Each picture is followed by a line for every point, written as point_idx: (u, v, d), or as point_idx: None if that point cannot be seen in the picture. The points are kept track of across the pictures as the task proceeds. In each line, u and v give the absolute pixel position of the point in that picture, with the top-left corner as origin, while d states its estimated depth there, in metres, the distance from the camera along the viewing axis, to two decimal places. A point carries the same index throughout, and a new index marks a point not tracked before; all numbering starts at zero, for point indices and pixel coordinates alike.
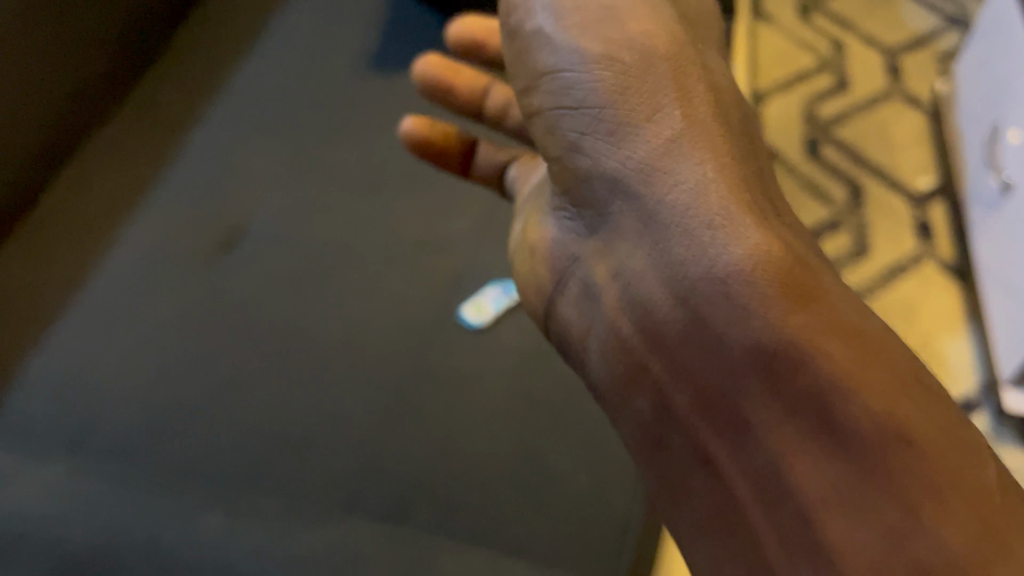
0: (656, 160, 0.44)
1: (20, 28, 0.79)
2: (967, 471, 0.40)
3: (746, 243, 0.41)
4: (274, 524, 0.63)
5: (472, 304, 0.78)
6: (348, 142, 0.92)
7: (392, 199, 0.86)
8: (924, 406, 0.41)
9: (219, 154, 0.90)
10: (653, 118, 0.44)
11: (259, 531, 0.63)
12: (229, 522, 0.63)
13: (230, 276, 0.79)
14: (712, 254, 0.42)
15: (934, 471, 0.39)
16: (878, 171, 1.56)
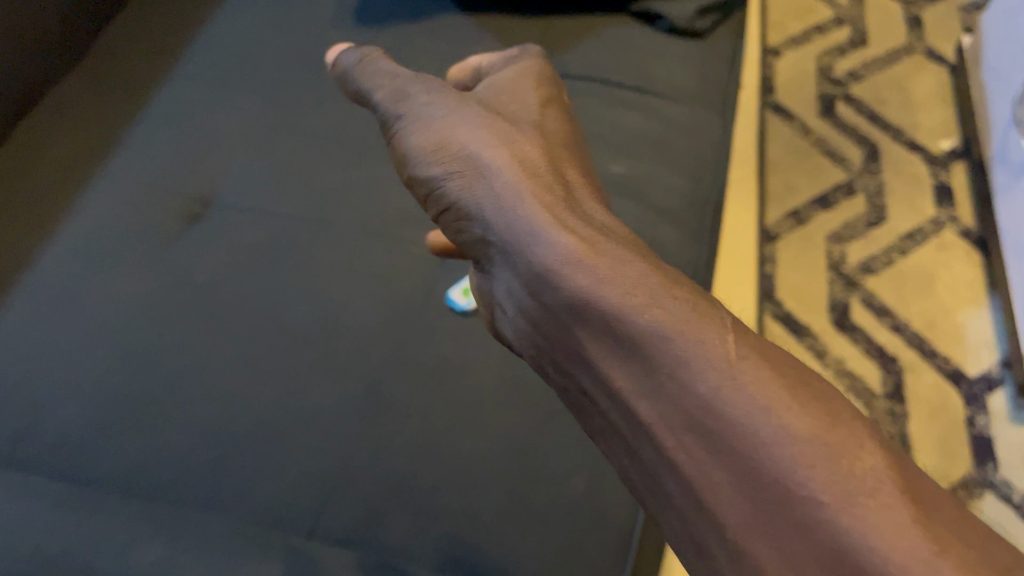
0: (458, 155, 0.45)
1: None
2: (824, 409, 0.31)
3: (532, 215, 0.40)
4: (222, 551, 0.56)
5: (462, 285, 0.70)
6: (324, 102, 0.83)
7: (371, 165, 0.79)
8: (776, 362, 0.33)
9: (184, 113, 0.82)
10: (452, 130, 0.46)
11: (203, 560, 0.56)
12: (169, 547, 0.56)
13: (190, 253, 0.72)
14: (511, 226, 0.41)
15: (783, 406, 0.31)
16: (897, 131, 1.48)
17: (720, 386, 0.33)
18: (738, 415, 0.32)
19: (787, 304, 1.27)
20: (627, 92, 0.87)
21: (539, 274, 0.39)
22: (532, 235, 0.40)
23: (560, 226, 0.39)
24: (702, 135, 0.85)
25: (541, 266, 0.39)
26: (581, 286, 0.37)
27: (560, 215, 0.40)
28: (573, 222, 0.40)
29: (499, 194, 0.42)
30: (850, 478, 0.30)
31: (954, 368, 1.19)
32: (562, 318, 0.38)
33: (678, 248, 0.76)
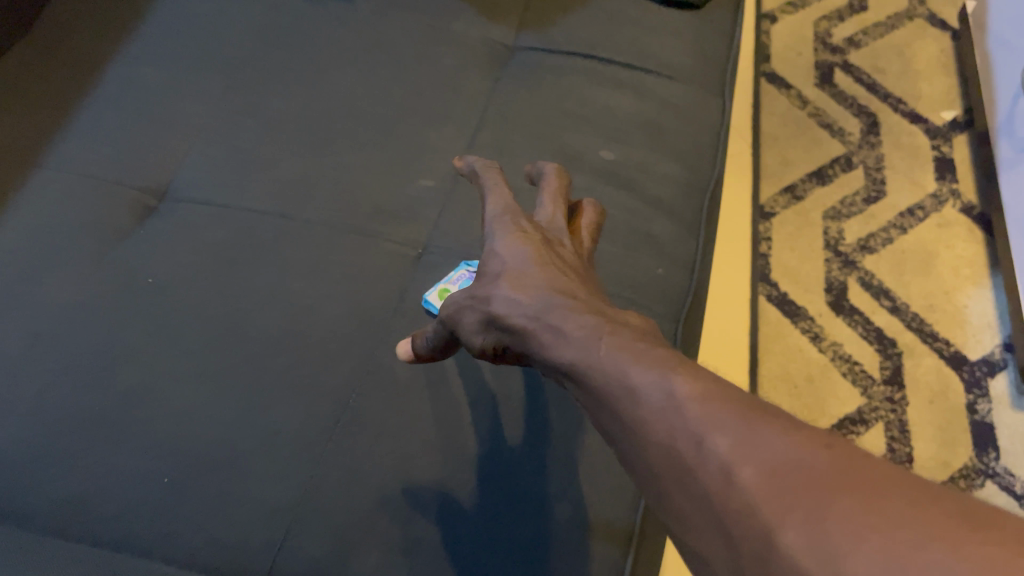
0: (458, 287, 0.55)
1: None
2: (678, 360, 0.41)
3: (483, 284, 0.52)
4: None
5: (441, 285, 0.65)
6: (292, 82, 0.77)
7: (341, 153, 0.73)
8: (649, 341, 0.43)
9: (137, 94, 0.76)
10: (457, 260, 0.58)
11: None
12: None
13: (141, 253, 0.66)
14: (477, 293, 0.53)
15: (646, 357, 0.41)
16: (897, 101, 1.42)
17: (603, 371, 0.42)
18: (612, 381, 0.41)
19: (781, 285, 1.22)
20: (619, 69, 0.81)
21: (533, 354, 0.48)
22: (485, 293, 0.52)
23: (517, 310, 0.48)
24: (699, 117, 0.79)
25: (531, 350, 0.48)
26: (544, 355, 0.46)
27: (516, 298, 0.49)
28: (523, 296, 0.49)
29: (489, 307, 0.50)
30: (682, 395, 0.38)
31: (955, 352, 1.15)
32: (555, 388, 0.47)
33: (672, 243, 0.71)
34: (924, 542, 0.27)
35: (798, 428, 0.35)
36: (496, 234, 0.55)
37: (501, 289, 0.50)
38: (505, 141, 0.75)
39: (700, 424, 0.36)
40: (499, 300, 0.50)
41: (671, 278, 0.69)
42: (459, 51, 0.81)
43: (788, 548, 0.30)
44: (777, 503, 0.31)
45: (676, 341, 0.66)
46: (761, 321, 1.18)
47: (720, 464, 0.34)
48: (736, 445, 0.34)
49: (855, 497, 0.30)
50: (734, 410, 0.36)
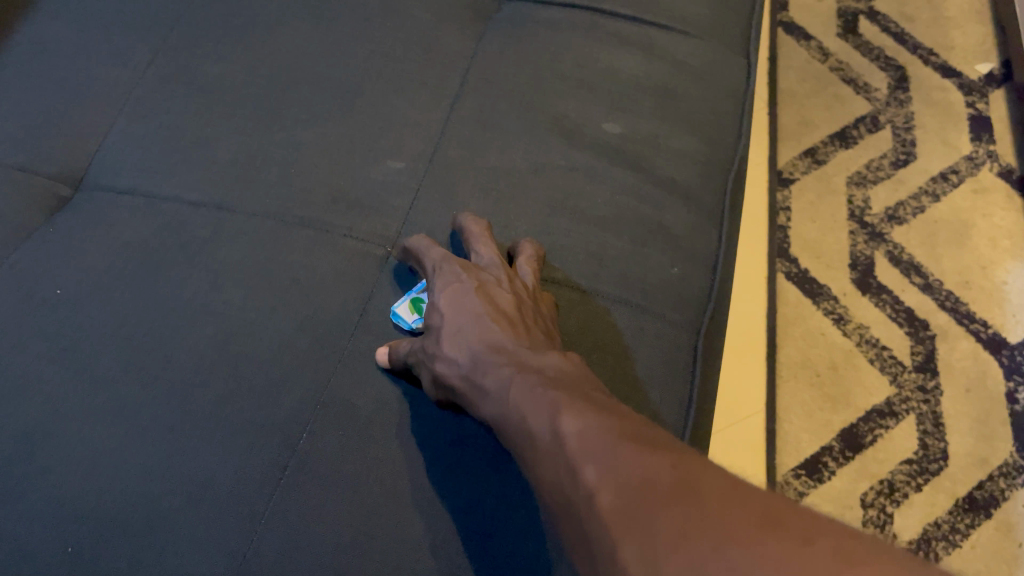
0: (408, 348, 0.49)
1: None
2: (575, 391, 0.37)
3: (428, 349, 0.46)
4: None
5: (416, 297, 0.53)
6: (235, 41, 0.65)
7: (292, 129, 0.61)
8: (561, 377, 0.39)
9: (49, 57, 0.64)
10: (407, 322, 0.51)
11: None
12: None
13: (46, 256, 0.55)
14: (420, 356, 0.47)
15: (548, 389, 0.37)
16: (928, 53, 1.29)
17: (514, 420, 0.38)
18: (518, 427, 0.37)
19: (801, 261, 1.11)
20: (624, 22, 0.68)
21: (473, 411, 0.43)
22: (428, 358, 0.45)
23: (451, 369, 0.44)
24: (719, 79, 0.67)
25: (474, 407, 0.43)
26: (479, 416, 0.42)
27: (447, 356, 0.44)
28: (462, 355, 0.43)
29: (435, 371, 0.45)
30: (565, 430, 0.34)
31: (993, 334, 1.04)
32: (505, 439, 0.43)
33: (690, 235, 0.59)
34: (729, 549, 0.25)
35: (661, 444, 0.32)
36: (434, 284, 0.49)
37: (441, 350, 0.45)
38: (490, 111, 0.63)
39: (574, 447, 0.33)
40: (435, 360, 0.45)
41: (689, 279, 0.58)
42: (437, 2, 0.69)
43: (625, 566, 0.27)
44: (618, 522, 0.29)
45: (695, 356, 0.55)
46: (780, 303, 1.07)
47: (585, 494, 0.31)
48: (603, 469, 0.31)
49: (688, 509, 0.27)
50: (607, 433, 0.33)
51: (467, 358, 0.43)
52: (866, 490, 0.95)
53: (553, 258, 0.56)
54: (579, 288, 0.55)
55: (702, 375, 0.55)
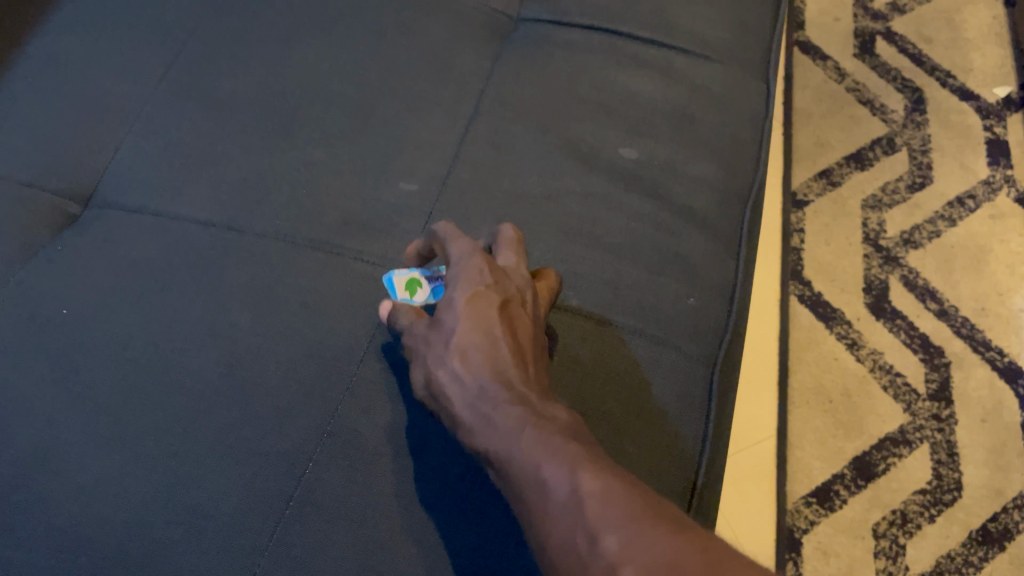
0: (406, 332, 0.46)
1: None
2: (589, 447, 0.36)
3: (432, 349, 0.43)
4: None
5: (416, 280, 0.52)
6: (246, 58, 0.64)
7: (303, 149, 0.60)
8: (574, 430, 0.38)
9: (59, 71, 0.63)
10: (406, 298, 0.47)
11: None
12: None
13: (52, 275, 0.54)
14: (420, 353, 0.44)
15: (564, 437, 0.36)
16: (945, 75, 1.28)
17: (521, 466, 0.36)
18: (525, 473, 0.35)
19: (815, 284, 1.10)
20: (642, 45, 0.67)
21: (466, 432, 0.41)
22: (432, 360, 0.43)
23: (452, 389, 0.41)
24: (738, 104, 0.66)
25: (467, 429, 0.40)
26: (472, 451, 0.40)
27: (453, 367, 0.42)
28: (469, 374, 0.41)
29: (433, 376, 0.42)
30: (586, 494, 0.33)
31: (1009, 362, 1.02)
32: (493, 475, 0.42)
33: (707, 265, 0.58)
34: None
35: (681, 522, 0.32)
36: (453, 272, 0.45)
37: (448, 358, 0.42)
38: (504, 133, 0.62)
39: (596, 514, 0.32)
40: (435, 374, 0.42)
41: (706, 309, 0.56)
42: (453, 20, 0.68)
43: None
44: None
45: (711, 390, 0.54)
46: (792, 326, 1.06)
47: (603, 566, 0.30)
48: (625, 545, 0.30)
49: None
50: (632, 507, 0.32)
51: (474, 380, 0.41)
52: (878, 520, 0.93)
53: (567, 287, 0.55)
54: (594, 317, 0.54)
55: (716, 409, 0.54)
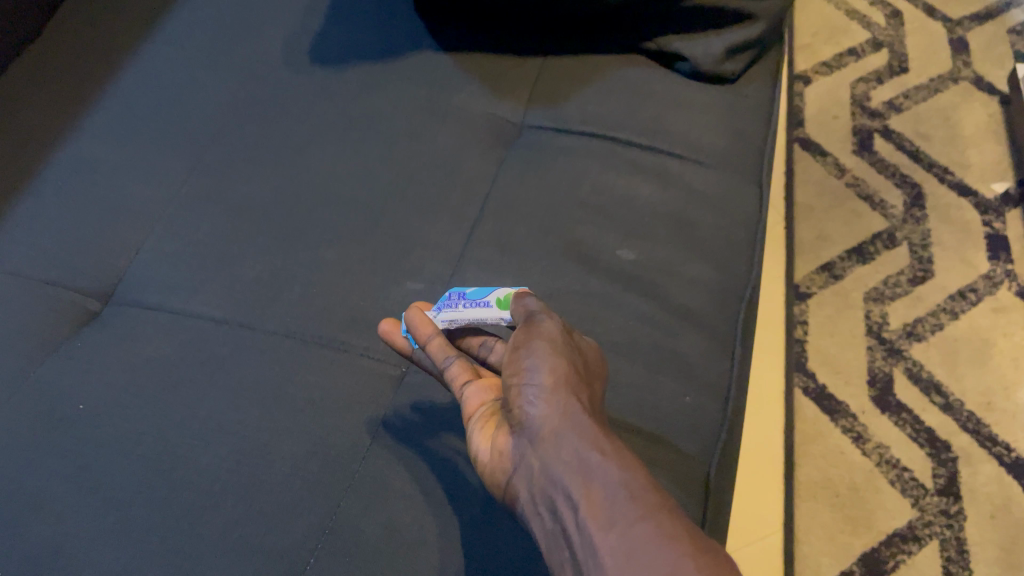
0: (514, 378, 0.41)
1: None
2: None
3: (557, 406, 0.39)
4: None
5: (500, 310, 0.49)
6: (265, 163, 0.68)
7: (314, 249, 0.63)
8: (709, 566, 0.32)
9: (86, 175, 0.67)
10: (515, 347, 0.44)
11: None
12: None
13: (70, 371, 0.56)
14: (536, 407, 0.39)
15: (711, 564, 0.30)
16: (943, 171, 1.31)
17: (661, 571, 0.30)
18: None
19: (819, 377, 1.10)
20: (640, 152, 0.71)
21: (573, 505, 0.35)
22: (559, 417, 0.38)
23: (574, 408, 0.38)
24: (733, 208, 0.69)
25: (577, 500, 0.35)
26: (558, 476, 0.36)
27: (583, 433, 0.37)
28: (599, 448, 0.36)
29: (554, 434, 0.37)
30: None
31: (1017, 458, 1.02)
32: (545, 519, 0.37)
33: (703, 364, 0.60)
34: None
35: None
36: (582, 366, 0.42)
37: (577, 425, 0.37)
38: (507, 235, 0.64)
39: None
40: (554, 390, 0.39)
41: (702, 408, 0.58)
42: (461, 128, 0.71)
43: None
44: None
45: (707, 489, 0.55)
46: (797, 419, 1.06)
47: None
48: None
49: None
50: None
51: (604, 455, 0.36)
52: None
53: None
54: None
55: (712, 507, 0.55)
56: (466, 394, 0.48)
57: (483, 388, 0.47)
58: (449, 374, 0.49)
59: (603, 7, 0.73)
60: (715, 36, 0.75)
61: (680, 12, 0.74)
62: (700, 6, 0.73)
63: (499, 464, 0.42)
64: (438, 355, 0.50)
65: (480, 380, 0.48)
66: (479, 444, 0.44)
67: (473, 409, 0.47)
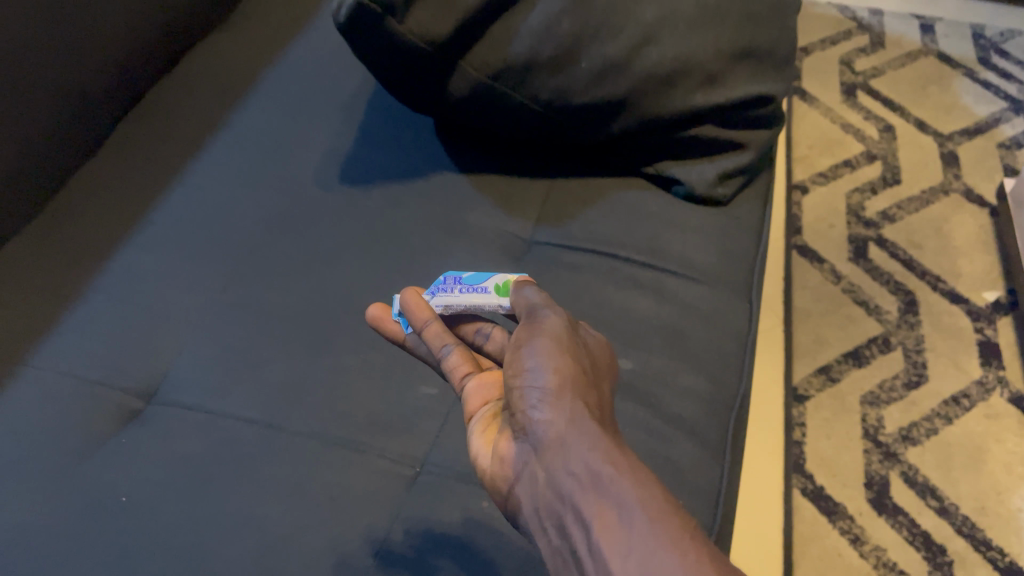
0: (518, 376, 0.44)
1: None
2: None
3: (561, 410, 0.41)
4: None
5: (497, 295, 0.54)
6: (296, 274, 0.74)
7: (338, 356, 0.69)
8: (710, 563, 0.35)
9: (134, 284, 0.74)
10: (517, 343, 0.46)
11: None
12: None
13: (114, 466, 0.61)
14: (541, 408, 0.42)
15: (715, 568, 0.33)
16: (936, 279, 1.37)
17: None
18: None
19: (817, 478, 1.14)
20: (639, 268, 0.77)
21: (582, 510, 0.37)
22: (563, 422, 0.40)
23: (576, 412, 0.41)
24: (724, 323, 0.74)
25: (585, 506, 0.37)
26: (566, 482, 0.38)
27: (587, 436, 0.39)
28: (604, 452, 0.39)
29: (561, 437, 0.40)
30: None
31: (1011, 563, 1.04)
32: (551, 518, 0.40)
33: (695, 470, 0.64)
34: None
35: None
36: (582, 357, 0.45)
37: (582, 428, 0.40)
38: None
39: None
40: (557, 394, 0.42)
41: (693, 512, 0.62)
42: (475, 244, 0.78)
43: None
44: None
45: None
46: (796, 520, 1.09)
47: None
48: None
49: None
50: None
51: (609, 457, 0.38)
52: None
53: None
54: None
55: None
56: (466, 387, 0.51)
57: (483, 382, 0.51)
58: (447, 363, 0.53)
59: (607, 134, 0.82)
60: (708, 162, 0.84)
61: (676, 140, 0.83)
62: (693, 134, 0.82)
63: (504, 465, 0.44)
64: (436, 342, 0.54)
65: (479, 375, 0.52)
66: (483, 447, 0.47)
67: (473, 405, 0.50)
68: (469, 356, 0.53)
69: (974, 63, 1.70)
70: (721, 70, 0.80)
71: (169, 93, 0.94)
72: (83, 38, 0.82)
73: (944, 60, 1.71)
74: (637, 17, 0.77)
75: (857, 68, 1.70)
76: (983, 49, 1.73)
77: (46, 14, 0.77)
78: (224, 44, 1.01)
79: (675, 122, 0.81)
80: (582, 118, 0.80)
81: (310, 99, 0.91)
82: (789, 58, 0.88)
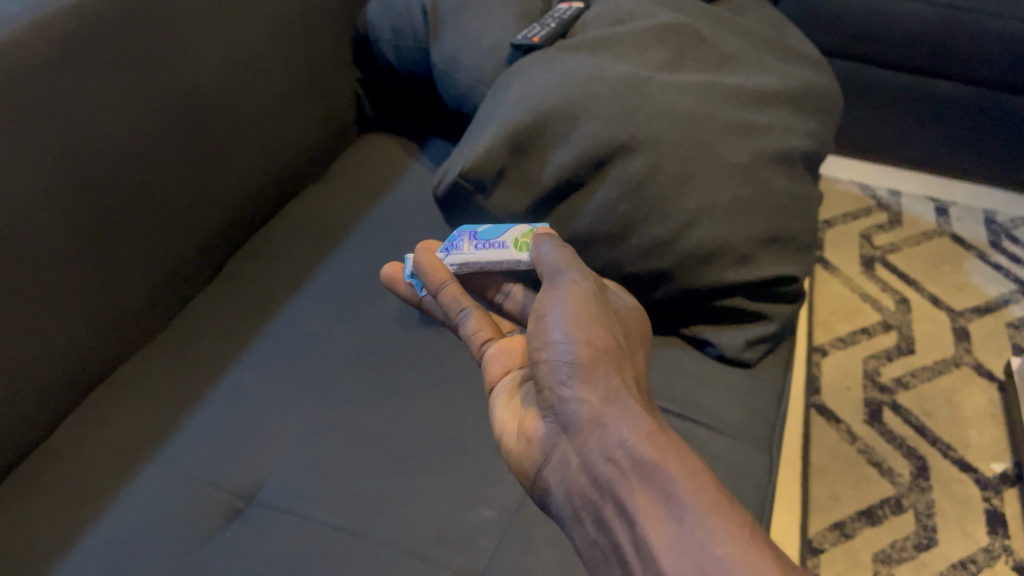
0: (550, 350, 0.55)
1: (66, 266, 0.80)
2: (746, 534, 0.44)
3: (592, 388, 0.52)
4: None
5: (516, 250, 0.70)
6: (377, 401, 0.87)
7: (412, 475, 0.79)
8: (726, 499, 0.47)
9: (241, 401, 0.87)
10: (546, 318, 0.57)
11: None
12: None
13: (221, 556, 0.72)
14: (575, 383, 0.53)
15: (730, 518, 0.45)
16: (947, 446, 1.45)
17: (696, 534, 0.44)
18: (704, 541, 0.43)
19: None
20: (673, 419, 0.89)
21: (617, 480, 0.49)
22: (596, 402, 0.52)
23: (606, 390, 0.52)
24: (747, 473, 0.85)
25: (622, 475, 0.49)
26: (604, 454, 0.50)
27: (617, 413, 0.51)
28: (632, 426, 0.50)
29: (597, 411, 0.51)
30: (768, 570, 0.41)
31: None
32: (587, 485, 0.51)
33: None
34: None
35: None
36: (603, 320, 0.57)
37: (612, 403, 0.51)
38: None
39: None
40: (587, 372, 0.53)
41: None
42: None
43: None
44: None
45: None
46: None
47: None
48: None
49: None
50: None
51: (637, 431, 0.50)
52: None
53: None
54: None
55: None
56: (486, 352, 0.67)
57: (500, 349, 0.67)
58: (467, 326, 0.68)
59: (651, 299, 0.95)
60: (737, 330, 0.96)
61: (709, 309, 0.95)
62: (725, 305, 0.94)
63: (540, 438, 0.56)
64: (456, 307, 0.68)
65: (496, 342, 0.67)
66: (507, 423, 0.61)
67: (495, 372, 0.66)
68: (484, 321, 0.68)
69: (986, 246, 1.83)
70: (752, 252, 0.91)
71: (273, 235, 1.10)
72: (214, 191, 0.99)
73: (957, 241, 1.85)
74: (682, 206, 0.89)
75: (876, 242, 1.84)
76: (995, 233, 1.86)
77: (192, 173, 0.95)
78: (321, 194, 1.17)
79: (709, 293, 0.93)
80: (629, 284, 0.93)
81: (395, 248, 1.06)
82: (809, 244, 1.01)
